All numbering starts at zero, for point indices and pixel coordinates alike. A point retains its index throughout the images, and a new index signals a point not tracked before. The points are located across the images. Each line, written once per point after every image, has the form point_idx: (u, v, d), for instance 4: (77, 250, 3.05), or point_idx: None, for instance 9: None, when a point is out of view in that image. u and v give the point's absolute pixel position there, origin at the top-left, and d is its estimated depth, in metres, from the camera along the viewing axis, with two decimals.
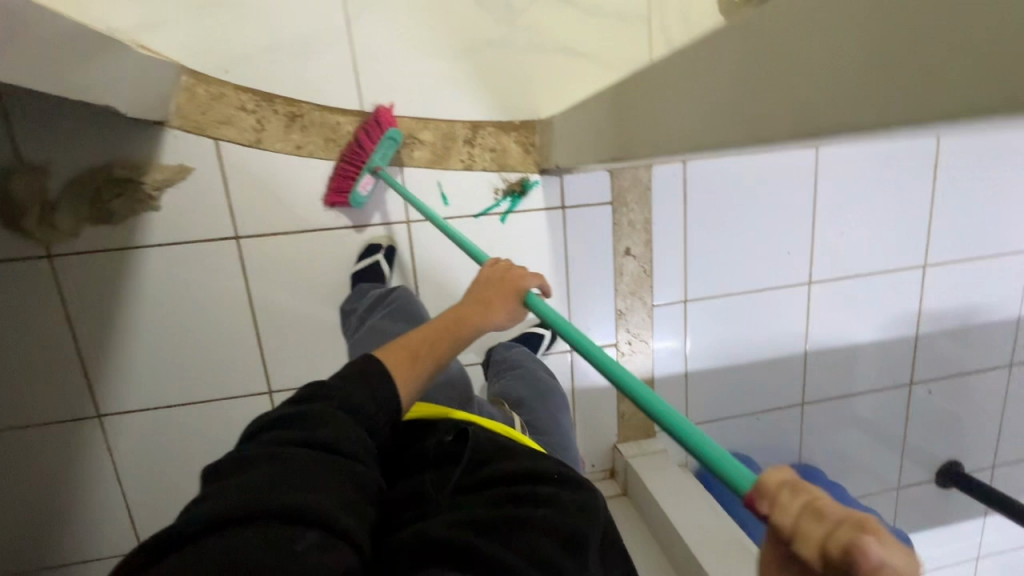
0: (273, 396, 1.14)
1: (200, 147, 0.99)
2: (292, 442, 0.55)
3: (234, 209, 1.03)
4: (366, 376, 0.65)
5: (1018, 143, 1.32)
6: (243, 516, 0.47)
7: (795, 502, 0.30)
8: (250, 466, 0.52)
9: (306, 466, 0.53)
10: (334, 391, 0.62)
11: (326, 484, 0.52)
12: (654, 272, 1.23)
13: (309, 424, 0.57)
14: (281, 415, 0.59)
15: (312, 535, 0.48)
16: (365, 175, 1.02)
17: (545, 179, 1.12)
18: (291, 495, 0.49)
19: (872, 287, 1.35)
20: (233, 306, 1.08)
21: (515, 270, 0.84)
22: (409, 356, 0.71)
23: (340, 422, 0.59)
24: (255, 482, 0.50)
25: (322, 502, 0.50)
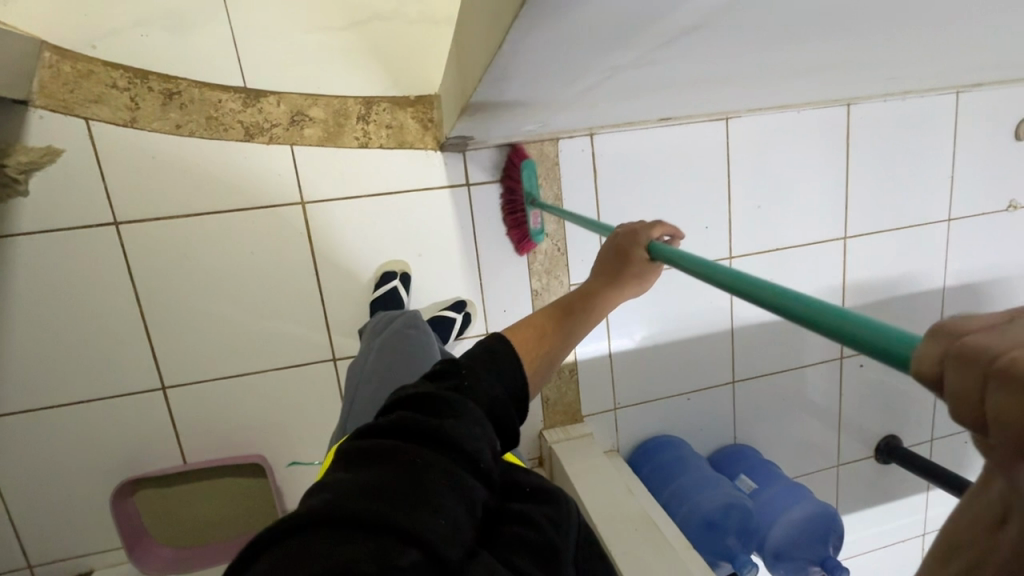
0: (168, 392, 1.08)
1: (68, 127, 0.94)
2: (417, 433, 0.49)
3: (111, 192, 0.98)
4: (493, 367, 0.59)
5: (927, 110, 1.33)
6: (358, 518, 0.41)
7: (961, 375, 0.23)
8: (371, 458, 0.46)
9: (427, 468, 0.46)
10: (463, 380, 0.56)
11: (445, 493, 0.45)
12: (569, 250, 1.19)
13: (439, 415, 0.51)
14: (415, 399, 0.53)
15: (421, 556, 0.40)
16: (533, 210, 1.11)
17: (447, 156, 1.09)
18: (408, 501, 0.43)
19: (795, 260, 1.34)
20: (118, 297, 1.02)
21: (633, 229, 0.73)
22: (533, 334, 0.69)
23: (467, 417, 0.52)
24: (375, 480, 0.44)
25: (438, 517, 0.43)
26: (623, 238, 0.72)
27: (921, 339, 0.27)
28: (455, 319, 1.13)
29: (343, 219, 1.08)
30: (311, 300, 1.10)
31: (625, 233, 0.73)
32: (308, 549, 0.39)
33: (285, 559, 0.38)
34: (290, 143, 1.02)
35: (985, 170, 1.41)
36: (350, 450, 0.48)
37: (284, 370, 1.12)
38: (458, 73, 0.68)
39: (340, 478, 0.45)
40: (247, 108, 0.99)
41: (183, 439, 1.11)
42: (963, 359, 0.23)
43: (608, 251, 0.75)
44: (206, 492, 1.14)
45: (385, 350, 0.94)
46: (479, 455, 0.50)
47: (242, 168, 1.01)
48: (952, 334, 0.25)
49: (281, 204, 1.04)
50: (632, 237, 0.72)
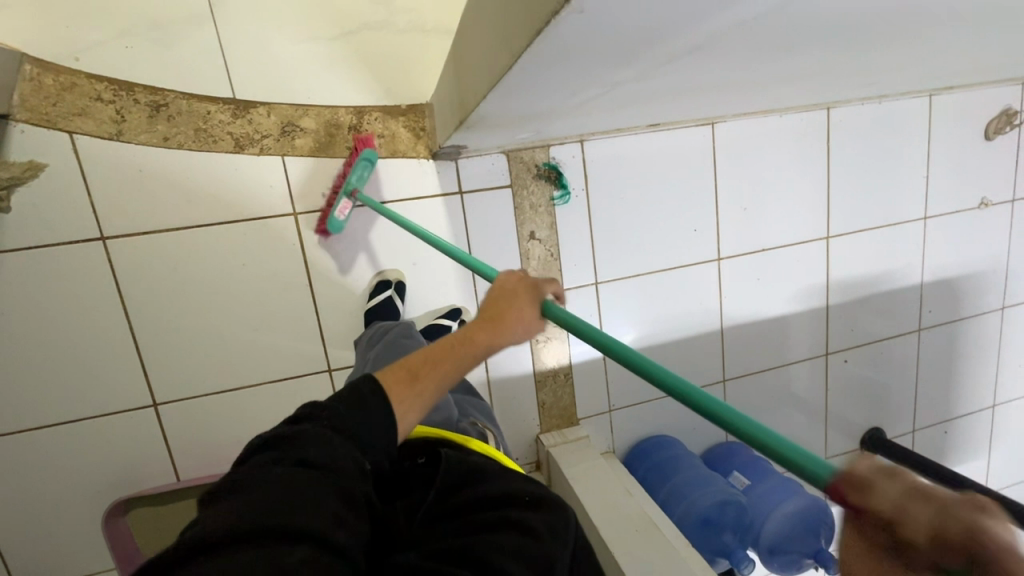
0: (159, 409, 1.06)
1: (51, 141, 0.92)
2: (279, 463, 0.50)
3: (97, 207, 0.96)
4: (355, 396, 0.58)
5: (902, 113, 1.38)
6: (229, 540, 0.42)
7: (896, 498, 0.29)
8: (239, 487, 0.48)
9: (295, 483, 0.48)
10: (320, 410, 0.56)
11: (320, 500, 0.48)
12: (562, 256, 1.20)
13: (299, 443, 0.52)
14: (273, 437, 0.53)
15: (301, 553, 0.43)
16: (343, 200, 1.01)
17: (439, 164, 1.09)
18: (276, 516, 0.45)
19: (780, 260, 1.38)
20: (105, 314, 1.00)
21: (533, 278, 0.69)
22: (406, 378, 0.60)
23: (331, 440, 0.53)
24: (248, 502, 0.46)
25: (312, 520, 0.46)
26: (518, 288, 0.68)
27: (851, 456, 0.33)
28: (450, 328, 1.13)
29: (337, 230, 1.07)
30: (304, 311, 1.09)
31: (524, 281, 0.69)
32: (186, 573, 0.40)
33: None
34: (280, 154, 1.01)
35: (958, 168, 1.46)
36: (213, 487, 0.48)
37: (279, 383, 1.11)
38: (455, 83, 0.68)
39: (203, 521, 0.45)
40: (236, 119, 0.98)
41: (175, 456, 1.09)
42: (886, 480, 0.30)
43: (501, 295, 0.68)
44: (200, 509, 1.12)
45: (382, 365, 0.93)
46: (348, 465, 0.52)
47: (233, 180, 1.00)
48: (876, 462, 0.31)
49: (273, 215, 1.03)
50: (532, 287, 0.68)
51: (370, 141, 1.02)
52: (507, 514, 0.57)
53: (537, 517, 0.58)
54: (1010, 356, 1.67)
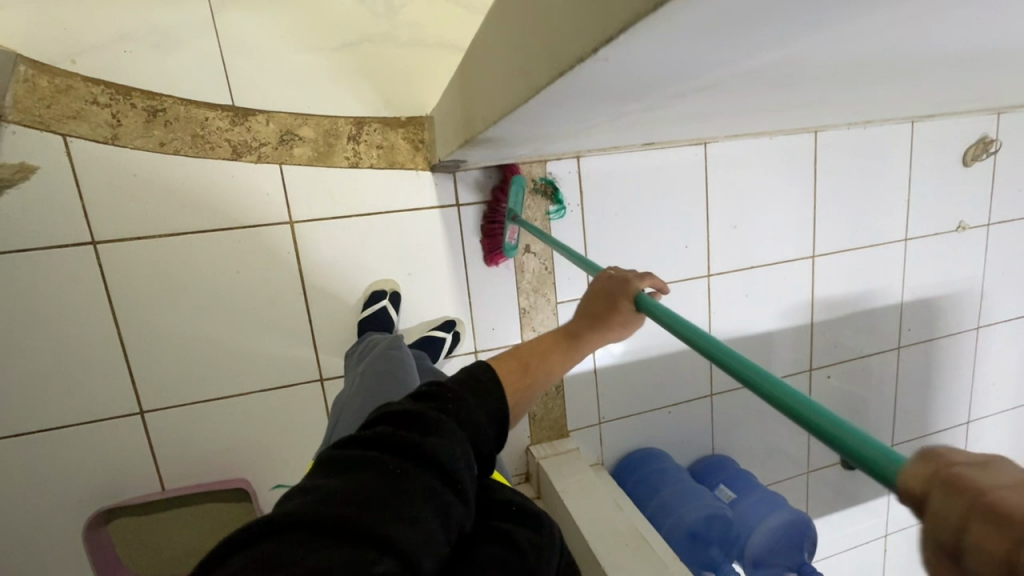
0: (146, 417, 1.04)
1: (44, 144, 0.91)
2: (399, 450, 0.49)
3: (90, 211, 0.95)
4: (483, 398, 0.60)
5: (885, 137, 1.43)
6: (328, 528, 0.41)
7: (947, 504, 0.26)
8: (356, 465, 0.47)
9: (405, 484, 0.46)
10: (452, 402, 0.57)
11: (422, 511, 0.45)
12: (556, 270, 1.21)
13: (425, 435, 0.51)
14: (403, 415, 0.53)
15: (390, 568, 0.40)
16: (511, 226, 1.12)
17: (437, 177, 1.10)
18: (378, 515, 0.43)
19: (767, 278, 1.41)
20: (93, 319, 0.98)
21: (625, 276, 0.72)
22: (517, 368, 0.72)
23: (453, 445, 0.52)
24: (358, 489, 0.45)
25: (410, 535, 0.43)
26: (614, 285, 0.72)
27: (913, 459, 0.30)
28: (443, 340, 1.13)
29: (332, 240, 1.07)
30: (297, 320, 1.08)
31: (617, 278, 0.73)
32: (281, 548, 0.40)
33: (253, 561, 0.39)
34: (278, 163, 1.01)
35: (937, 192, 1.51)
36: (335, 455, 0.49)
37: (269, 392, 1.10)
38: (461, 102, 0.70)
39: (317, 488, 0.45)
40: (234, 126, 0.98)
41: (160, 465, 1.07)
42: (941, 483, 0.27)
43: (599, 292, 0.74)
44: (184, 519, 1.10)
45: (363, 379, 0.93)
46: (457, 478, 0.50)
47: (229, 188, 1.00)
48: (942, 462, 0.28)
49: (268, 223, 1.03)
50: (622, 285, 0.71)
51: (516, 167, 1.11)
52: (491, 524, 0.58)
53: (522, 529, 0.58)
54: (984, 374, 1.73)
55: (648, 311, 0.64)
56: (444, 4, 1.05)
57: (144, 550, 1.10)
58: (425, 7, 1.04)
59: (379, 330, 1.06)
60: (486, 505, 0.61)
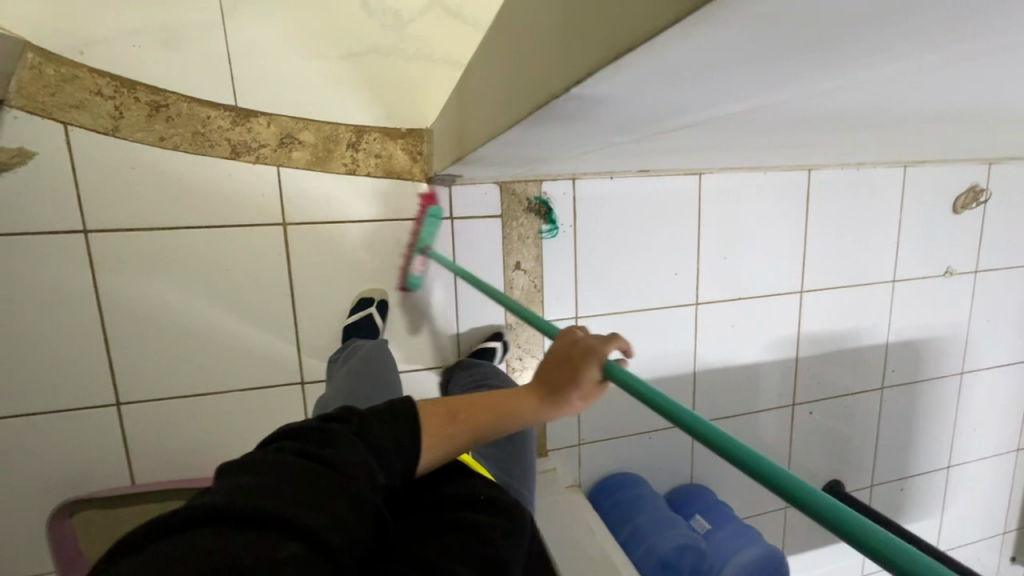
0: (122, 408, 1.03)
1: (45, 130, 0.92)
2: (294, 454, 0.50)
3: (84, 200, 0.95)
4: (392, 410, 0.60)
5: (878, 180, 1.45)
6: (225, 521, 0.42)
7: None
8: (255, 468, 0.48)
9: (303, 480, 0.47)
10: (356, 412, 0.57)
11: (322, 502, 0.46)
12: (545, 288, 1.22)
13: (322, 440, 0.52)
14: (299, 428, 0.54)
15: (290, 552, 0.41)
16: (416, 256, 1.10)
17: (433, 189, 1.11)
18: (275, 507, 0.44)
19: (754, 310, 1.42)
20: (77, 307, 0.98)
21: (591, 341, 0.66)
22: (445, 420, 0.63)
23: (354, 446, 0.53)
24: (257, 485, 0.45)
25: (309, 522, 0.44)
26: (579, 350, 0.66)
27: None
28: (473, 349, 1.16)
29: (324, 244, 1.08)
30: (283, 321, 1.08)
31: (582, 344, 0.66)
32: (181, 543, 0.40)
33: (149, 560, 0.38)
34: (276, 165, 1.02)
35: (927, 236, 1.53)
36: (234, 463, 0.49)
37: (249, 391, 1.09)
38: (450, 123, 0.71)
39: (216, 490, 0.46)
40: (235, 126, 0.99)
41: (133, 458, 1.06)
42: None
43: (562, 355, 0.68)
44: (151, 515, 1.08)
45: (342, 379, 0.96)
46: (361, 475, 0.51)
47: (225, 185, 1.00)
48: None
49: (261, 223, 1.03)
50: (588, 352, 0.65)
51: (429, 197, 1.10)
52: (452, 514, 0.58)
53: (486, 517, 0.58)
54: (965, 419, 1.74)
55: (619, 382, 0.59)
56: (451, 22, 1.07)
57: (109, 543, 1.07)
58: (433, 23, 1.06)
59: (363, 336, 1.05)
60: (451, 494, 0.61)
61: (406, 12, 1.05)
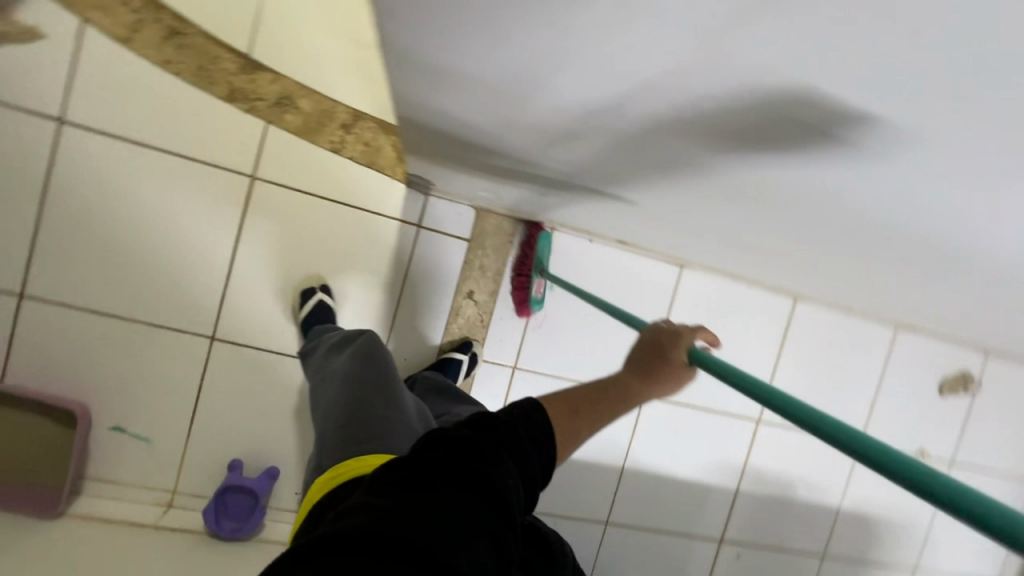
0: (23, 302, 0.99)
1: (62, 19, 0.94)
2: (451, 471, 0.46)
3: (71, 92, 0.96)
4: (534, 426, 0.55)
5: (863, 333, 1.39)
6: (398, 545, 0.38)
7: None
8: (420, 486, 0.44)
9: (467, 508, 0.43)
10: (508, 429, 0.53)
11: (483, 535, 0.42)
12: (491, 326, 1.17)
13: (483, 458, 0.48)
14: (449, 438, 0.50)
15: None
16: (538, 279, 1.14)
17: (410, 193, 1.11)
18: (445, 540, 0.40)
19: (702, 423, 1.33)
20: (23, 189, 0.97)
21: (675, 329, 0.62)
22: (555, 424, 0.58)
23: (509, 472, 0.49)
24: (430, 512, 0.41)
25: (474, 557, 0.41)
26: (663, 339, 0.62)
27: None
28: (457, 364, 1.11)
29: (284, 209, 1.06)
30: (217, 270, 1.05)
31: (667, 334, 0.62)
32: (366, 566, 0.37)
33: None
34: (265, 121, 1.03)
35: (904, 408, 1.44)
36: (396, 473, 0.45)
37: (156, 329, 1.04)
38: (407, 114, 0.69)
39: (374, 504, 0.42)
40: (240, 74, 1.01)
41: (11, 357, 1.00)
42: None
43: (645, 346, 0.63)
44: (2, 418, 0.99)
45: (343, 394, 0.81)
46: (513, 505, 0.47)
47: (208, 123, 1.01)
48: None
49: (230, 169, 1.03)
50: (673, 340, 0.61)
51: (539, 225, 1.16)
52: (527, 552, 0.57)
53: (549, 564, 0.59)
54: None
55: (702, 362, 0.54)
56: None
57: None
58: None
59: (325, 325, 1.01)
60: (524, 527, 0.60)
61: None
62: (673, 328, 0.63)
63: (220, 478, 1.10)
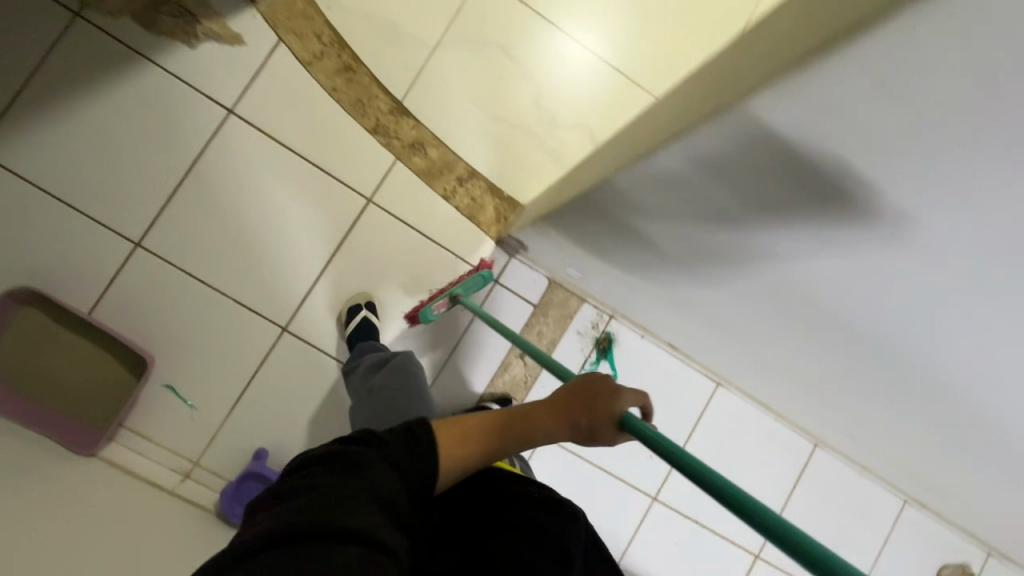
0: (136, 251, 1.08)
1: (264, 34, 1.11)
2: (328, 475, 0.52)
3: (248, 92, 1.11)
4: (412, 435, 0.60)
5: (874, 496, 1.42)
6: (292, 539, 0.45)
7: None
8: (295, 493, 0.50)
9: (340, 494, 0.49)
10: (377, 437, 0.58)
11: (368, 509, 0.49)
12: (532, 390, 1.23)
13: (354, 459, 0.54)
14: (318, 455, 0.55)
15: (354, 553, 0.45)
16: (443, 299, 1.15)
17: (496, 250, 1.22)
18: (330, 518, 0.46)
19: (702, 541, 1.33)
20: (177, 156, 1.10)
21: (610, 391, 0.62)
22: (455, 437, 0.62)
23: (380, 464, 0.55)
24: (305, 506, 0.48)
25: (361, 521, 0.47)
26: (597, 395, 0.62)
27: None
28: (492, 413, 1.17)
29: (386, 234, 1.17)
30: (310, 271, 1.15)
31: (605, 391, 0.62)
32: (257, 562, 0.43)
33: None
34: (396, 157, 1.17)
35: None
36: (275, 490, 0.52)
37: (239, 307, 1.12)
38: None
39: (269, 517, 0.48)
40: (389, 114, 1.16)
41: (104, 296, 1.07)
42: None
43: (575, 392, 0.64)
44: (76, 347, 1.04)
45: (376, 403, 0.93)
46: (396, 491, 0.54)
47: (349, 146, 1.15)
48: None
49: (353, 188, 1.16)
50: (607, 401, 0.61)
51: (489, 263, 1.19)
52: (521, 512, 0.64)
53: (545, 515, 0.64)
54: None
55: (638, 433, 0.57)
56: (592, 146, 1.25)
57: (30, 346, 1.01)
58: (578, 138, 1.25)
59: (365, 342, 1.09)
60: (509, 493, 0.66)
61: (562, 119, 1.24)
62: (607, 386, 0.62)
63: (241, 464, 1.12)
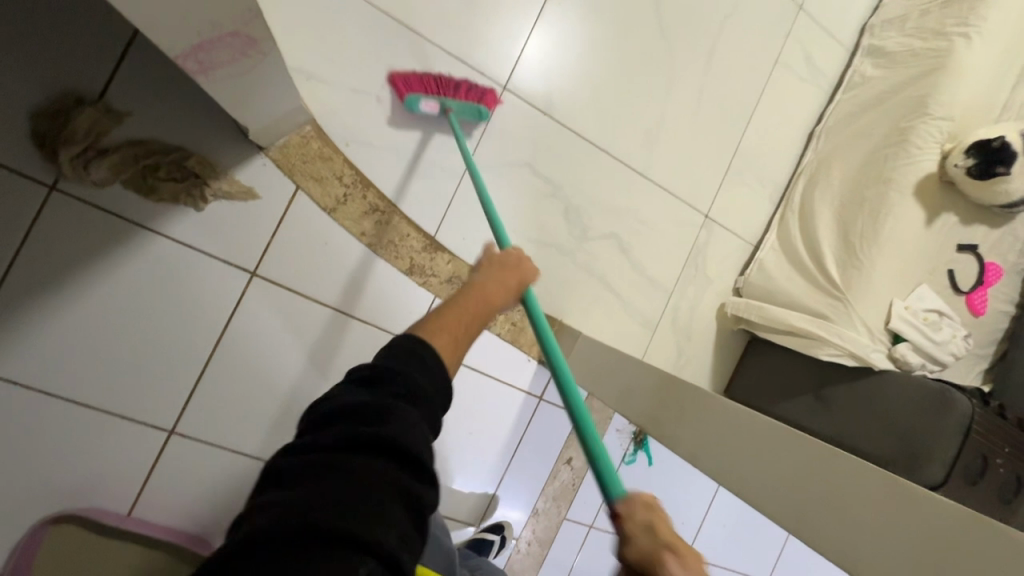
0: (170, 438, 1.01)
1: (279, 183, 1.00)
2: (345, 451, 0.43)
3: (270, 251, 1.02)
4: (418, 357, 0.53)
5: None
6: (297, 538, 0.37)
7: None
8: (314, 475, 0.41)
9: (359, 484, 0.41)
10: (396, 374, 0.51)
11: (389, 510, 0.41)
12: (580, 489, 1.31)
13: (375, 419, 0.46)
14: (341, 415, 0.46)
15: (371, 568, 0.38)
16: (434, 101, 1.05)
17: (539, 368, 1.24)
18: (346, 517, 0.39)
19: None
20: (198, 332, 1.00)
21: (512, 265, 0.75)
22: (447, 338, 0.59)
23: (406, 424, 0.47)
24: (324, 495, 0.40)
25: (383, 531, 0.40)
26: (506, 267, 0.75)
27: None
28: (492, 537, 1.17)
29: None
30: None
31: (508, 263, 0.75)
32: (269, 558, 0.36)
33: None
34: (435, 294, 1.13)
35: None
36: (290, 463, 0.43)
37: None
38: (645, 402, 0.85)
39: (269, 503, 0.40)
40: (423, 252, 1.11)
41: (144, 491, 1.01)
42: None
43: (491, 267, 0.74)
44: (88, 559, 0.94)
45: None
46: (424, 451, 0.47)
47: (384, 292, 1.10)
48: None
49: (395, 333, 1.12)
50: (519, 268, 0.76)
51: (491, 97, 1.08)
52: None
53: None
54: None
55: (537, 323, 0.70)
56: (618, 251, 1.27)
57: None
58: (605, 245, 1.26)
59: None
60: None
61: (591, 230, 1.25)
62: (513, 256, 0.77)
63: None
